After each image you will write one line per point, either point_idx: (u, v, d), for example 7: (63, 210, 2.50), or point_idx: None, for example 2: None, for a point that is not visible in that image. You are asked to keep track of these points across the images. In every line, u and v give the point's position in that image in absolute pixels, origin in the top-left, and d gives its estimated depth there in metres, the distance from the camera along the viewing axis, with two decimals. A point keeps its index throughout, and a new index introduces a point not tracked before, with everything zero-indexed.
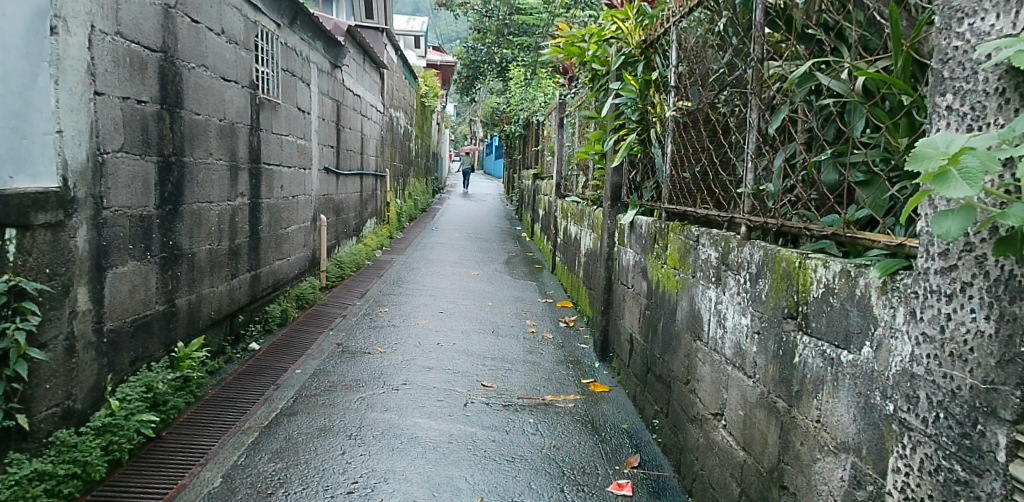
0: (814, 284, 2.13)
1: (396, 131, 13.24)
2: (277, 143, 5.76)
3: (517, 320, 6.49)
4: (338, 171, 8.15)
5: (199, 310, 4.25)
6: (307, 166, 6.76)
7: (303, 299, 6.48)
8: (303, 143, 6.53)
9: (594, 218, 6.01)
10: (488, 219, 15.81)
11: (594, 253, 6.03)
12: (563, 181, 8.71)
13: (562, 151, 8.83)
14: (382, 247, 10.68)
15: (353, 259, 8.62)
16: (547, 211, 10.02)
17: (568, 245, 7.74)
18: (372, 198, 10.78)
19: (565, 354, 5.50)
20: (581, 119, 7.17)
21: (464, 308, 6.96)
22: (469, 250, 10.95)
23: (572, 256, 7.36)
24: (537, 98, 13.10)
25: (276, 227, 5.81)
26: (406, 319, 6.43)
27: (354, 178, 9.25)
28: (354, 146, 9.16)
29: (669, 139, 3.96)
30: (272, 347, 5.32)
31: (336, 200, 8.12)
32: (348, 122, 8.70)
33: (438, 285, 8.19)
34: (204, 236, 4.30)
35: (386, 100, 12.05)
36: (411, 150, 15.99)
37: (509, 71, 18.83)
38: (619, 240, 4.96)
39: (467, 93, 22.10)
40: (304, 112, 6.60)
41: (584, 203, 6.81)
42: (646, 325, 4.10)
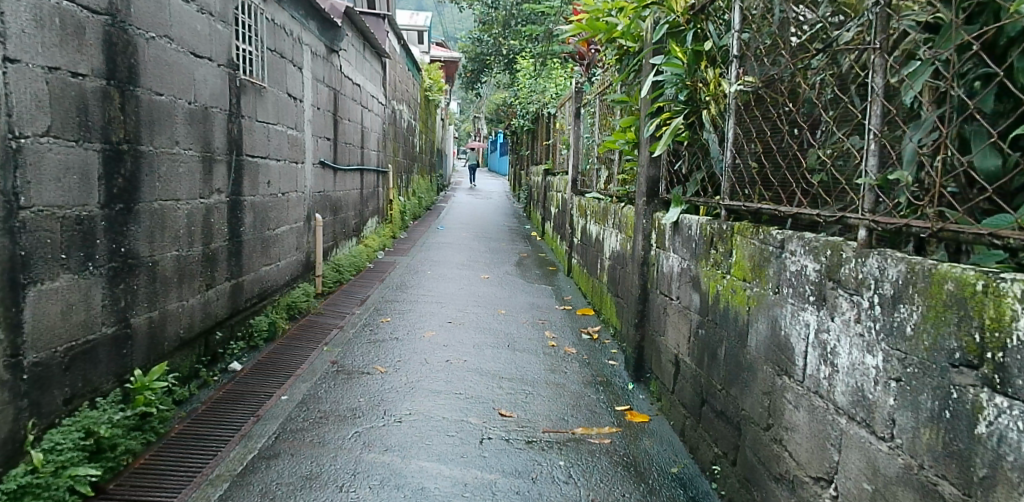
0: (1021, 322, 1.42)
1: (399, 125, 12.51)
2: (263, 133, 5.07)
3: (534, 332, 5.79)
4: (335, 166, 7.44)
5: (164, 328, 3.56)
6: (300, 160, 6.06)
7: (295, 308, 5.79)
8: (294, 134, 5.83)
9: (623, 217, 5.30)
10: (495, 218, 15.08)
11: (622, 257, 5.33)
12: (580, 176, 8.00)
13: (579, 144, 8.11)
14: (384, 248, 9.98)
15: (352, 261, 7.92)
16: (561, 209, 9.31)
17: (587, 247, 7.03)
18: (373, 196, 10.07)
19: (592, 373, 4.80)
20: (604, 108, 6.45)
21: (475, 317, 6.25)
22: (477, 251, 10.25)
23: (594, 260, 6.66)
24: (548, 90, 12.35)
25: (262, 228, 5.11)
26: (410, 331, 5.72)
27: (353, 174, 8.55)
28: (353, 139, 8.46)
29: (730, 122, 3.25)
30: (256, 368, 4.61)
31: (333, 197, 7.42)
32: (346, 112, 7.99)
33: (445, 291, 7.48)
34: (170, 242, 3.61)
35: (388, 92, 11.35)
36: (415, 145, 15.28)
37: (516, 63, 18.07)
38: (658, 243, 4.26)
39: (472, 87, 21.34)
40: (295, 99, 5.90)
41: (607, 201, 6.10)
42: (700, 347, 3.40)
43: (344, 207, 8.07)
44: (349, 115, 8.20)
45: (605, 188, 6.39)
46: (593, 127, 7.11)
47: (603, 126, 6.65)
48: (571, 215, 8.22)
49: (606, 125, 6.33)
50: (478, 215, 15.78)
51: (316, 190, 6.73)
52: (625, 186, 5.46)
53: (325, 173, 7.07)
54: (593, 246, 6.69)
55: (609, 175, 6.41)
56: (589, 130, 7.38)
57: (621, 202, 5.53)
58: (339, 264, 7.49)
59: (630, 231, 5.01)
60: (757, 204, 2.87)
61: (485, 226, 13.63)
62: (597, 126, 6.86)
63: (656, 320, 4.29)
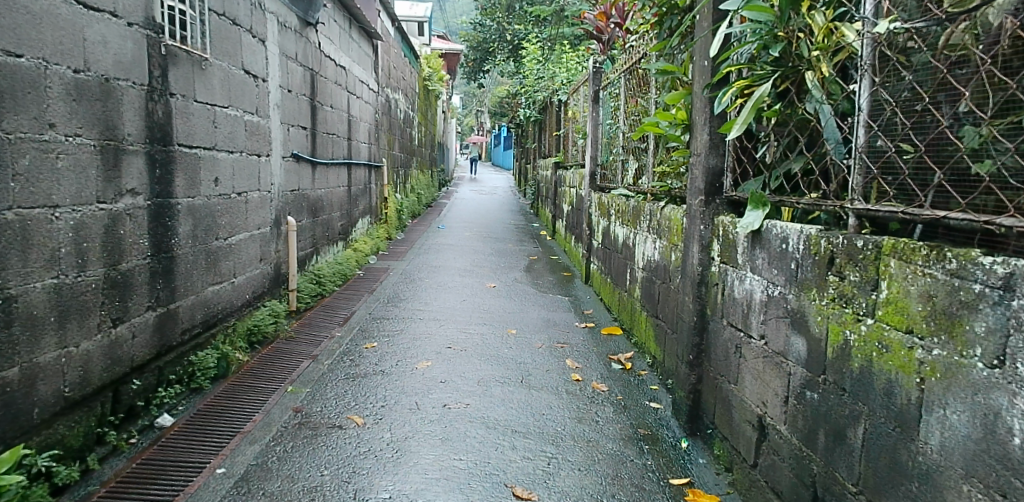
0: None
1: (394, 115, 11.40)
2: (208, 117, 3.99)
3: (553, 361, 4.69)
4: (313, 160, 6.35)
5: (31, 391, 2.49)
6: (265, 152, 4.98)
7: (257, 334, 4.68)
8: (255, 120, 4.74)
9: (664, 220, 4.21)
10: (501, 216, 13.99)
11: (665, 270, 4.23)
12: (599, 169, 6.89)
13: (599, 131, 6.98)
14: (377, 252, 8.90)
15: (336, 270, 6.84)
16: (576, 207, 8.21)
17: (612, 253, 5.94)
18: (364, 193, 8.98)
19: (631, 422, 3.71)
20: (636, 88, 5.35)
21: (480, 342, 5.15)
22: (481, 254, 9.16)
23: (621, 269, 5.57)
24: (558, 74, 11.20)
25: (210, 238, 4.03)
26: (400, 362, 4.63)
27: (338, 169, 7.45)
28: (338, 129, 7.36)
29: (865, 85, 2.13)
30: (194, 422, 3.49)
31: (311, 197, 6.34)
32: (328, 97, 6.89)
33: (444, 304, 6.38)
34: (45, 266, 2.55)
35: (381, 78, 10.23)
36: (414, 139, 14.17)
37: (521, 49, 16.92)
38: (724, 257, 3.20)
39: (475, 77, 20.21)
40: (256, 77, 4.81)
41: (641, 199, 5.00)
42: (814, 417, 2.33)
43: (328, 208, 6.98)
44: (331, 101, 7.09)
45: (637, 182, 5.28)
46: (618, 111, 6.00)
47: (633, 108, 5.54)
48: (589, 214, 7.11)
49: (638, 107, 5.22)
50: (482, 212, 14.66)
51: (289, 188, 5.65)
52: (667, 181, 4.36)
53: (301, 168, 5.98)
54: (620, 254, 5.61)
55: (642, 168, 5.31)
56: (612, 115, 6.27)
57: (662, 201, 4.43)
58: (321, 274, 6.41)
59: (676, 238, 3.92)
60: (938, 213, 1.81)
61: (490, 225, 12.51)
62: (625, 107, 5.74)
63: (723, 361, 3.20)
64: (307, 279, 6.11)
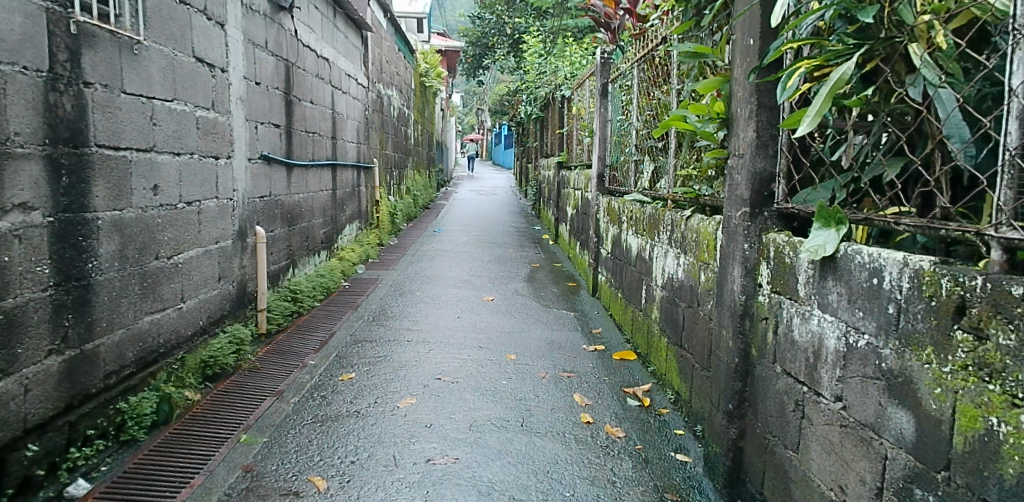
0: None
1: (387, 112, 10.71)
2: (144, 113, 3.28)
3: (559, 397, 4.01)
4: (290, 161, 5.67)
5: None
6: (225, 154, 4.31)
7: (213, 367, 4.00)
8: (211, 117, 4.07)
9: (692, 233, 3.54)
10: (501, 218, 13.30)
11: (692, 293, 3.55)
12: (608, 170, 6.21)
13: (608, 128, 6.29)
14: (366, 260, 8.23)
15: (317, 284, 6.18)
16: (582, 211, 7.52)
17: (624, 266, 5.26)
18: (352, 197, 8.29)
19: (654, 483, 3.04)
20: (655, 79, 4.66)
21: (474, 371, 4.47)
22: (480, 262, 8.48)
23: (635, 286, 4.89)
24: (560, 68, 10.51)
25: (149, 258, 3.37)
26: (380, 399, 3.95)
27: (322, 171, 6.77)
28: (320, 127, 6.69)
29: (1023, 58, 1.48)
30: (115, 488, 2.81)
31: (288, 203, 5.67)
32: (308, 92, 6.20)
33: (436, 322, 5.71)
34: None
35: (372, 73, 9.55)
36: (410, 137, 13.49)
37: (521, 44, 16.23)
38: (778, 287, 2.52)
39: (474, 73, 19.52)
40: (213, 67, 4.13)
41: (659, 206, 4.32)
42: None
43: (308, 214, 6.30)
44: (312, 95, 6.41)
45: (654, 186, 4.60)
46: (631, 105, 5.31)
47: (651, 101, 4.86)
48: (597, 220, 6.43)
49: (659, 100, 4.53)
50: (481, 214, 13.98)
51: (260, 194, 4.99)
52: (695, 185, 3.69)
53: (275, 171, 5.32)
54: (634, 268, 4.93)
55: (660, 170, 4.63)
56: (624, 111, 5.58)
57: (688, 209, 3.75)
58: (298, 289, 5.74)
59: (709, 256, 3.25)
60: None
61: (489, 228, 11.83)
62: (641, 100, 5.05)
63: (775, 418, 2.53)
64: (280, 295, 5.42)
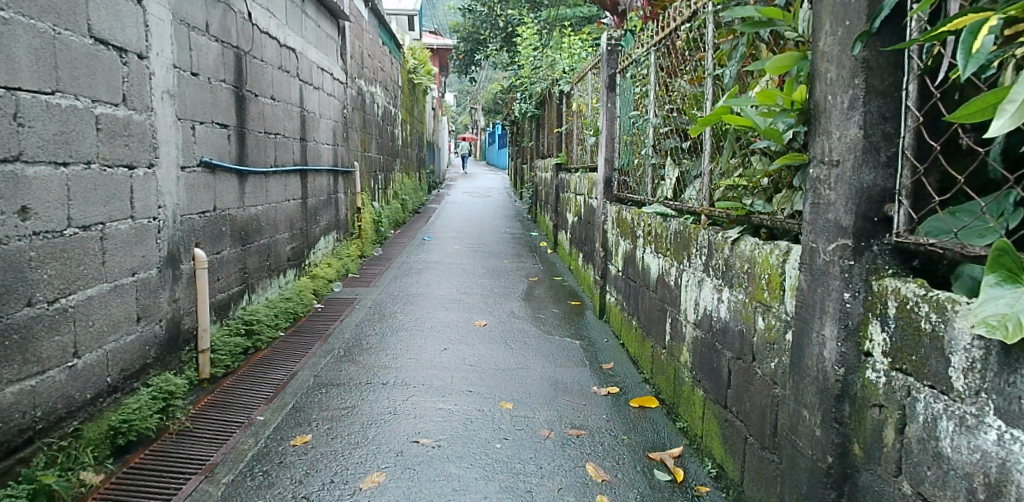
0: None
1: (371, 111, 9.81)
2: (4, 112, 2.42)
3: (568, 466, 3.16)
4: (250, 169, 4.81)
5: None
6: (158, 163, 3.45)
7: (127, 436, 3.06)
8: (132, 116, 3.19)
9: (744, 263, 2.71)
10: (495, 223, 12.44)
11: (746, 341, 2.70)
12: (617, 174, 5.37)
13: (617, 127, 5.43)
14: (345, 275, 7.37)
15: (285, 309, 5.32)
16: (586, 220, 6.67)
17: (640, 291, 4.41)
18: (332, 205, 7.38)
19: None
20: (684, 64, 3.79)
21: (462, 428, 3.60)
22: (471, 276, 7.63)
23: (655, 316, 4.04)
24: (557, 61, 9.64)
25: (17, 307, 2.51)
26: (338, 476, 3.07)
27: (291, 177, 5.84)
28: (290, 127, 5.81)
29: None
30: None
31: (248, 217, 4.81)
32: (269, 86, 5.31)
33: (419, 354, 4.86)
34: None
35: (354, 67, 8.65)
36: (398, 138, 12.61)
37: (515, 37, 15.35)
38: (905, 363, 1.69)
39: (466, 70, 18.63)
40: (134, 54, 3.24)
41: (692, 223, 3.46)
42: None
43: (272, 228, 5.32)
44: (277, 91, 5.53)
45: (680, 197, 3.75)
46: (648, 97, 4.42)
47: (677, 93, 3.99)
48: (604, 232, 5.57)
49: (690, 90, 3.67)
50: (473, 219, 13.12)
51: (209, 209, 4.14)
52: (744, 199, 2.84)
53: (228, 180, 4.45)
54: (654, 295, 4.08)
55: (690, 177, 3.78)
56: (637, 105, 4.72)
57: (735, 229, 2.91)
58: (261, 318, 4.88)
59: (774, 297, 2.43)
60: None
61: (482, 235, 10.94)
62: (662, 93, 4.19)
63: None
64: (231, 329, 4.43)
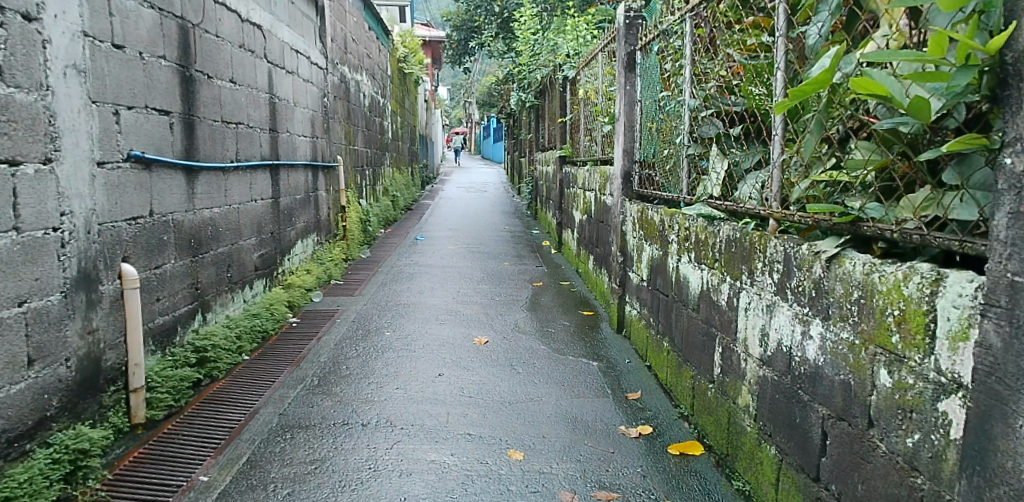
0: None
1: (357, 100, 9.00)
2: None
3: None
4: (204, 164, 4.02)
5: None
6: (62, 157, 2.68)
7: None
8: (15, 97, 2.42)
9: (855, 287, 1.95)
10: (493, 220, 11.66)
11: (856, 399, 1.95)
12: (637, 167, 4.60)
13: (637, 112, 4.65)
14: (328, 281, 6.58)
15: (253, 327, 4.50)
16: (598, 219, 5.91)
17: (675, 307, 3.64)
18: (312, 203, 6.54)
19: None
20: (737, 29, 3.01)
21: (463, 488, 2.82)
22: (468, 280, 6.85)
23: (698, 341, 3.26)
24: (560, 45, 8.86)
25: None
26: None
27: (260, 174, 5.05)
28: (257, 115, 4.99)
29: None
30: None
31: (203, 221, 3.99)
32: (229, 67, 4.50)
33: (409, 378, 4.07)
34: None
35: (337, 51, 7.84)
36: (387, 130, 11.79)
37: (512, 23, 14.54)
38: None
39: (460, 60, 17.78)
40: (22, 14, 2.45)
41: (756, 229, 2.69)
42: None
43: (234, 233, 4.48)
44: (241, 72, 4.71)
45: (732, 195, 3.00)
46: (682, 72, 3.64)
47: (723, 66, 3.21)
48: (623, 235, 4.80)
49: (748, 61, 2.90)
50: (470, 216, 12.34)
51: (148, 213, 3.35)
52: (846, 199, 2.08)
53: (175, 177, 3.66)
54: (695, 315, 3.30)
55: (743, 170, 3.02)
56: (666, 85, 3.94)
57: (829, 240, 2.16)
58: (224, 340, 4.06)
59: (915, 347, 1.68)
60: None
61: (479, 233, 10.14)
62: (701, 67, 3.41)
63: None
64: (179, 362, 3.53)
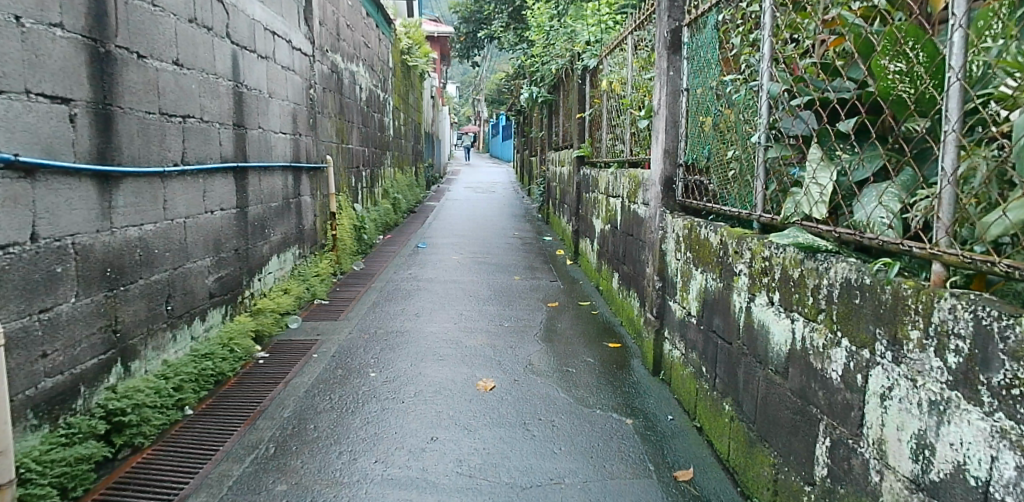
0: None
1: (353, 93, 8.09)
2: None
3: None
4: (137, 168, 3.09)
5: None
6: None
7: None
8: None
9: None
10: (502, 225, 10.76)
11: None
12: (686, 173, 3.67)
13: (683, 103, 3.72)
14: (312, 300, 5.69)
15: (203, 369, 3.61)
16: (626, 231, 5.00)
17: (743, 362, 2.71)
18: (293, 211, 5.63)
19: None
20: None
21: None
22: (474, 298, 5.96)
23: (787, 417, 2.33)
24: (579, 31, 7.93)
25: None
26: None
27: (228, 178, 4.16)
28: (222, 107, 4.07)
29: None
30: None
31: (132, 242, 3.06)
32: (184, 46, 3.57)
33: (394, 441, 3.18)
34: None
35: (327, 36, 6.93)
36: (388, 127, 10.88)
37: (523, 12, 13.61)
38: None
39: (468, 54, 16.88)
40: None
41: (905, 278, 1.76)
42: None
43: (181, 254, 3.54)
44: (200, 53, 3.78)
45: (851, 220, 2.07)
46: (759, 47, 2.70)
47: (831, 37, 2.28)
48: (662, 254, 3.88)
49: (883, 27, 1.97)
50: (477, 219, 11.44)
51: (36, 236, 2.44)
52: None
53: (84, 187, 2.71)
54: (780, 380, 2.38)
55: (865, 183, 2.11)
56: (735, 66, 3.01)
57: None
58: (161, 392, 3.19)
59: None
60: None
61: (486, 240, 9.24)
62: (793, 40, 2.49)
63: None
64: (75, 439, 2.61)
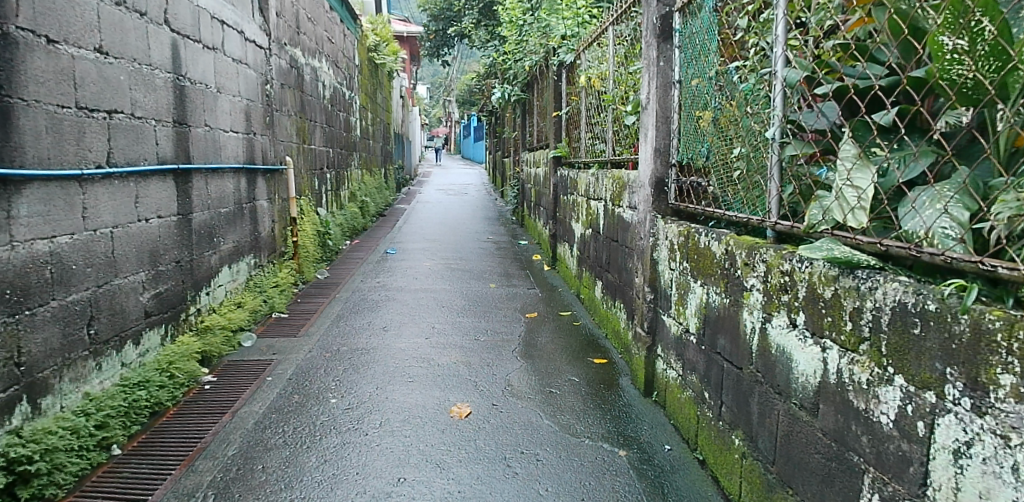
0: None
1: (315, 90, 7.61)
2: None
3: None
4: (45, 170, 2.63)
5: None
6: None
7: None
8: None
9: None
10: (474, 228, 10.36)
11: None
12: (679, 173, 3.32)
13: (675, 96, 3.37)
14: (269, 314, 5.22)
15: (137, 400, 3.15)
16: (610, 237, 4.64)
17: (759, 391, 2.36)
18: (247, 217, 5.16)
19: None
20: None
21: None
22: (446, 309, 5.55)
23: (818, 461, 1.98)
24: (554, 25, 7.58)
25: None
26: None
27: (167, 181, 3.70)
28: (159, 101, 3.61)
29: None
30: None
31: (39, 257, 2.60)
32: (110, 30, 3.11)
33: (356, 483, 2.76)
34: None
35: (286, 28, 6.46)
36: (354, 127, 10.40)
37: (494, 9, 13.22)
38: None
39: (438, 53, 16.44)
40: None
41: (986, 305, 1.41)
42: None
43: (107, 268, 3.08)
44: (131, 39, 3.32)
45: (901, 231, 1.72)
46: (771, 28, 2.35)
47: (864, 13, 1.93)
48: (653, 264, 3.52)
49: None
50: (449, 223, 11.02)
51: None
52: None
53: None
54: (808, 417, 2.03)
55: (915, 185, 1.77)
56: (741, 52, 2.65)
57: None
58: (83, 432, 2.72)
59: None
60: None
61: (458, 245, 8.83)
62: (814, 17, 2.14)
63: None
64: None
